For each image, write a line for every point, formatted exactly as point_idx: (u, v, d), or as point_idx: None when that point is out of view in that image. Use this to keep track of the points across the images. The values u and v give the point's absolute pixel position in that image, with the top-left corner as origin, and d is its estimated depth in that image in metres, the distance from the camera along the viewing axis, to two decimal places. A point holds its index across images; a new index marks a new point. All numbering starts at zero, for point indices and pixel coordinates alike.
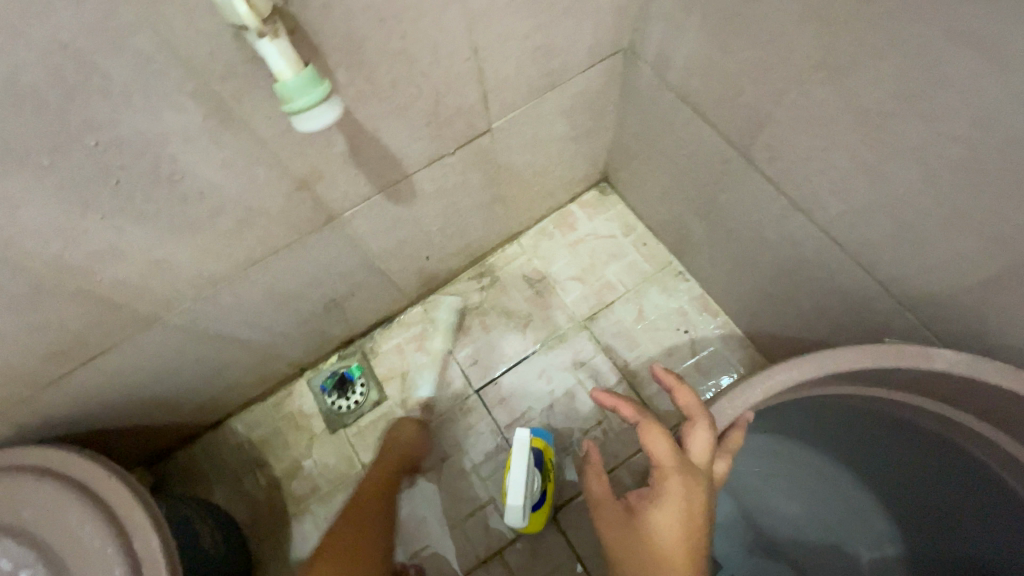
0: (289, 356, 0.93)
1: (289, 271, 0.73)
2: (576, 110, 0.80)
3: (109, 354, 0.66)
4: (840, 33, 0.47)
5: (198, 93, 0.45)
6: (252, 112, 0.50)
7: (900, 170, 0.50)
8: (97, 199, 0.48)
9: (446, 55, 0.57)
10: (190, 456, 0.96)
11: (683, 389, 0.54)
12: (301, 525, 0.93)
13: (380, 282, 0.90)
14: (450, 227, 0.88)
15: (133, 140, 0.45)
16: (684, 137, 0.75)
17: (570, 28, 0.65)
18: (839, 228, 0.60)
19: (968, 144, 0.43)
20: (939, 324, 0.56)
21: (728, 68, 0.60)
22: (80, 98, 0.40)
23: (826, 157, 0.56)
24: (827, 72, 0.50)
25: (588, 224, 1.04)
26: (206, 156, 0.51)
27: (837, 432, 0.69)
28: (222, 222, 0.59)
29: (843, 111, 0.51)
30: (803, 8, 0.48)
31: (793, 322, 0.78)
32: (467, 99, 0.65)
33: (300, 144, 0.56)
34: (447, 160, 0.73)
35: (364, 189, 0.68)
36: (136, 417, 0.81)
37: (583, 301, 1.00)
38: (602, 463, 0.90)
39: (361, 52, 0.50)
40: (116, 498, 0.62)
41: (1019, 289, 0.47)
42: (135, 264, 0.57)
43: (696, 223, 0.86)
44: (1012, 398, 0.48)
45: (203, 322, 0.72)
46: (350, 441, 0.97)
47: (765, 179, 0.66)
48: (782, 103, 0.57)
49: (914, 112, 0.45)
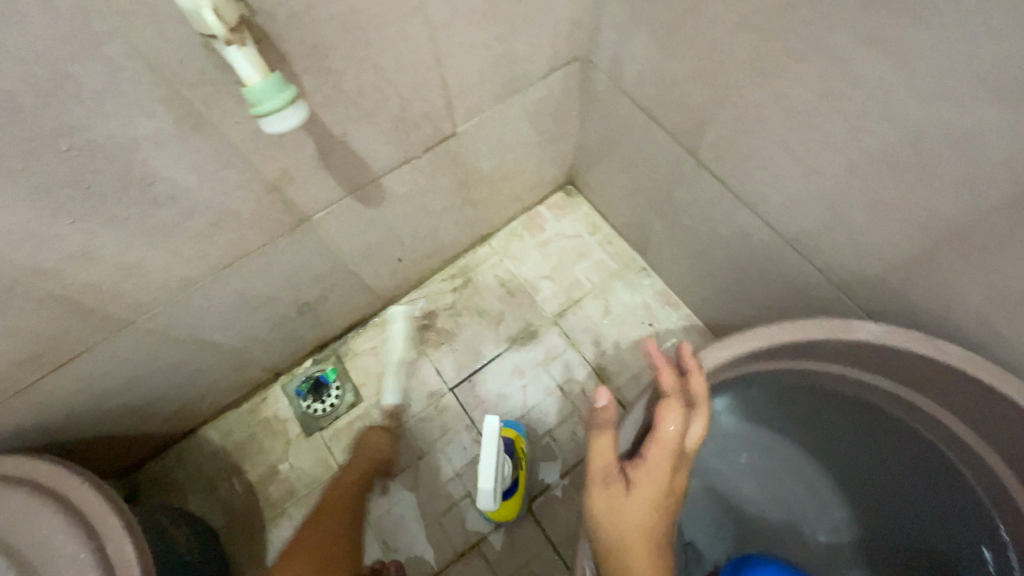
0: (263, 360, 0.94)
1: (261, 274, 0.75)
2: (539, 115, 0.84)
3: (80, 359, 0.66)
4: (768, 40, 0.52)
5: (169, 99, 0.47)
6: (223, 118, 0.52)
7: (827, 164, 0.55)
8: (69, 203, 0.49)
9: (410, 62, 0.60)
10: (163, 465, 0.96)
11: (695, 378, 0.56)
12: (279, 529, 0.93)
13: (353, 285, 0.92)
14: (421, 229, 0.90)
15: (105, 145, 0.47)
16: (641, 139, 0.80)
17: (528, 37, 0.68)
18: (781, 220, 0.65)
19: (881, 138, 0.48)
20: (872, 304, 0.61)
21: (674, 74, 0.65)
22: (53, 104, 0.42)
23: (764, 154, 0.61)
24: (760, 76, 0.55)
25: (556, 225, 1.08)
26: (178, 161, 0.53)
27: (784, 407, 0.74)
28: (194, 225, 0.61)
29: (776, 111, 0.56)
30: (735, 18, 0.53)
31: (747, 311, 0.83)
32: (432, 105, 0.68)
33: (269, 148, 0.58)
34: (415, 163, 0.75)
35: (335, 192, 0.70)
36: (107, 426, 0.81)
37: (552, 299, 1.03)
38: (574, 454, 0.94)
39: (328, 59, 0.53)
40: (88, 503, 0.61)
41: (933, 268, 0.52)
42: (106, 267, 0.58)
43: (656, 221, 0.91)
44: (934, 366, 0.53)
45: (175, 326, 0.73)
46: (326, 444, 0.97)
47: (714, 176, 0.71)
48: (724, 106, 0.62)
49: (835, 110, 0.50)
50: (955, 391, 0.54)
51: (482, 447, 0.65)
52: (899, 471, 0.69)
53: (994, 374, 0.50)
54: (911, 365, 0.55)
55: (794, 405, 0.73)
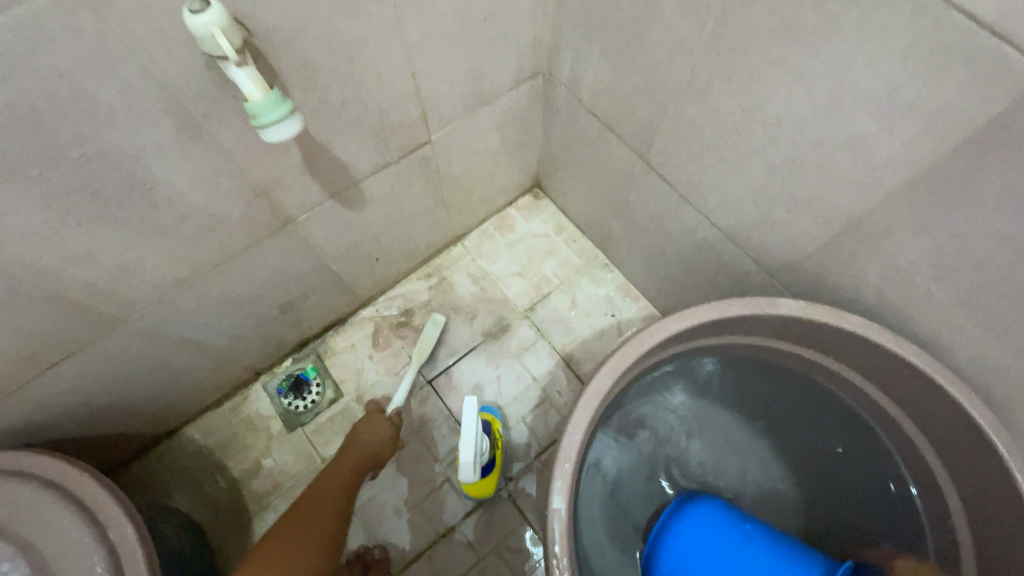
0: (246, 360, 0.98)
1: (247, 274, 0.79)
2: (505, 125, 0.91)
3: (73, 358, 0.70)
4: (699, 62, 0.61)
5: (172, 112, 0.52)
6: (220, 128, 0.57)
7: (752, 166, 0.64)
8: (76, 207, 0.53)
9: (388, 77, 0.66)
10: (146, 466, 0.98)
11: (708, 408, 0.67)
12: (264, 521, 0.96)
13: (333, 284, 0.97)
14: (398, 230, 0.96)
15: (113, 153, 0.52)
16: (598, 146, 0.88)
17: (494, 54, 0.76)
18: (719, 216, 0.74)
19: (791, 144, 0.58)
20: (797, 287, 0.71)
21: (624, 89, 0.74)
22: (70, 117, 0.47)
23: (702, 159, 0.70)
24: (695, 92, 0.64)
25: (524, 226, 1.16)
26: (177, 168, 0.57)
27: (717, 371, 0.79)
28: (188, 228, 0.65)
29: (709, 122, 0.65)
30: (672, 43, 0.62)
31: (696, 299, 0.92)
32: (408, 116, 0.74)
33: (260, 156, 0.63)
34: (392, 169, 0.82)
35: (318, 197, 0.76)
36: (94, 425, 0.83)
37: (522, 294, 1.11)
38: (546, 436, 1.01)
39: (315, 76, 0.59)
40: (88, 492, 0.64)
41: (840, 253, 0.62)
42: (105, 268, 0.62)
43: (615, 220, 0.99)
44: (845, 336, 0.63)
45: (164, 325, 0.76)
46: (308, 438, 1.01)
47: (662, 179, 0.80)
48: (666, 117, 0.70)
49: (756, 121, 0.60)
50: (863, 357, 0.64)
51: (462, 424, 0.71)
52: (811, 421, 0.77)
53: (891, 338, 0.59)
54: (827, 335, 0.64)
55: (734, 369, 0.79)
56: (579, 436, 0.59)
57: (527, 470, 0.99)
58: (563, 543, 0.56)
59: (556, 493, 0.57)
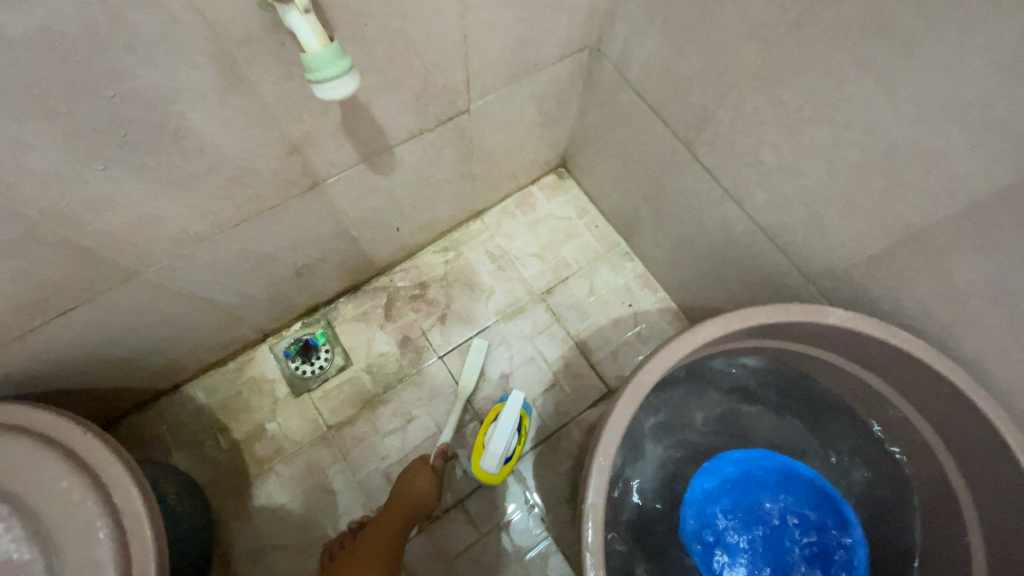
0: (255, 320, 0.94)
1: (268, 233, 0.75)
2: (544, 98, 0.88)
3: (82, 307, 0.66)
4: (775, 51, 0.57)
5: (215, 54, 0.48)
6: (261, 77, 0.53)
7: (812, 166, 0.62)
8: (102, 148, 0.49)
9: (439, 37, 0.62)
10: (146, 421, 0.95)
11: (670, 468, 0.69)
12: (265, 486, 0.95)
13: (351, 250, 0.93)
14: (422, 200, 0.93)
15: (146, 93, 0.47)
16: (638, 129, 0.85)
17: (547, 22, 0.72)
18: (763, 215, 0.72)
19: (859, 147, 0.56)
20: (835, 294, 0.70)
21: (681, 73, 0.70)
22: (106, 50, 0.42)
23: (755, 153, 0.68)
24: (762, 83, 0.61)
25: (547, 206, 1.13)
26: (212, 117, 0.53)
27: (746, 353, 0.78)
28: (214, 181, 0.61)
29: (773, 115, 0.62)
30: (744, 28, 0.59)
31: (721, 296, 0.91)
32: (452, 80, 0.70)
33: (298, 110, 0.59)
34: (427, 135, 0.78)
35: (350, 158, 0.72)
36: (97, 376, 0.80)
37: (540, 276, 1.09)
38: (555, 420, 1.00)
39: (366, 28, 0.55)
40: (91, 453, 0.61)
41: (893, 264, 0.61)
42: (124, 216, 0.58)
43: (644, 208, 0.97)
44: (887, 347, 0.62)
45: (179, 280, 0.73)
46: (314, 405, 0.99)
47: (706, 171, 0.77)
48: (723, 106, 0.68)
49: (825, 120, 0.57)
50: (900, 370, 0.64)
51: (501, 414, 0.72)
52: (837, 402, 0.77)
53: (934, 357, 0.58)
54: (865, 343, 0.64)
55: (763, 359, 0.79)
56: (615, 433, 0.58)
57: (532, 452, 0.99)
58: (594, 535, 0.55)
59: (589, 488, 0.57)
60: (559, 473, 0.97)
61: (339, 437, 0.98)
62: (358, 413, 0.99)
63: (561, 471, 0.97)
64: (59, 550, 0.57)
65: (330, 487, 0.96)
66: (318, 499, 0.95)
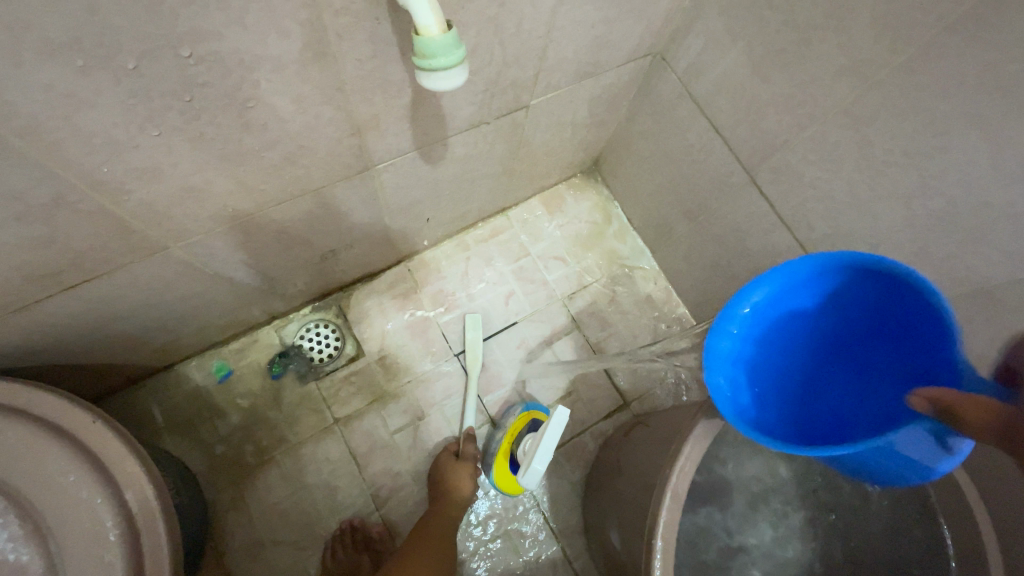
0: (268, 302, 0.88)
1: (306, 215, 0.70)
2: (599, 100, 0.84)
3: (99, 280, 0.59)
4: (871, 90, 0.56)
5: (308, 24, 0.42)
6: (346, 52, 0.47)
7: (886, 209, 0.61)
8: (163, 114, 0.43)
9: (526, 30, 0.58)
10: (137, 399, 0.89)
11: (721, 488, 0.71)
12: (266, 477, 0.90)
13: (379, 237, 0.88)
14: (460, 192, 0.88)
15: (225, 59, 0.42)
16: (692, 145, 0.83)
17: (626, 25, 0.68)
18: (819, 248, 0.72)
19: (947, 200, 0.56)
20: None
21: (757, 94, 0.68)
22: (196, 5, 0.36)
23: (823, 187, 0.67)
24: (849, 120, 0.60)
25: (575, 209, 1.10)
26: (287, 91, 0.48)
27: None
28: (269, 158, 0.55)
29: (854, 153, 0.62)
30: (843, 62, 0.57)
31: None
32: (523, 75, 0.66)
33: (371, 91, 0.53)
34: (484, 128, 0.73)
35: (406, 145, 0.67)
36: (95, 351, 0.73)
37: (564, 280, 1.06)
38: (569, 429, 0.99)
39: (462, 11, 0.50)
40: (101, 443, 0.56)
41: None
42: (168, 187, 0.52)
43: (682, 223, 0.96)
44: None
45: (204, 258, 0.66)
46: (321, 395, 0.94)
47: (762, 197, 0.76)
48: (799, 135, 0.66)
49: (915, 167, 0.56)
50: None
51: (545, 428, 0.68)
52: None
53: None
54: None
55: None
56: (677, 466, 0.58)
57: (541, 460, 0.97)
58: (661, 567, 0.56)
59: (657, 533, 0.57)
60: (569, 482, 0.96)
61: (346, 430, 0.94)
62: (368, 407, 0.95)
63: (573, 480, 0.96)
64: (65, 547, 0.53)
65: (334, 483, 0.91)
66: (321, 495, 0.91)
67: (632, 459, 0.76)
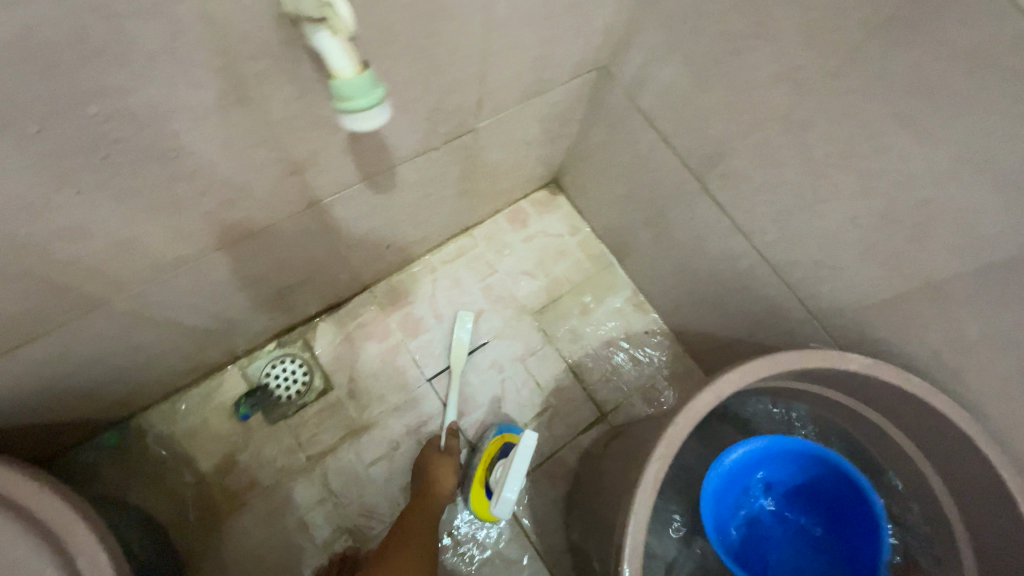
0: (229, 343, 0.86)
1: (256, 256, 0.68)
2: (550, 117, 0.84)
3: (38, 340, 0.57)
4: (806, 94, 0.57)
5: (224, 71, 0.41)
6: (270, 94, 0.46)
7: (832, 209, 0.62)
8: (79, 171, 0.42)
9: (461, 57, 0.58)
10: (99, 452, 0.86)
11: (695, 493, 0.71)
12: (238, 521, 0.87)
13: (339, 269, 0.86)
14: (418, 217, 0.87)
15: (139, 112, 0.40)
16: (644, 155, 0.83)
17: (565, 43, 0.68)
18: (774, 251, 0.73)
19: (887, 199, 0.56)
20: (842, 331, 0.71)
21: (700, 103, 0.68)
22: (97, 63, 0.35)
23: (771, 191, 0.67)
24: (788, 125, 0.60)
25: (540, 223, 1.10)
26: (212, 137, 0.47)
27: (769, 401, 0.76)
28: (204, 204, 0.54)
29: (796, 156, 0.62)
30: (777, 69, 0.58)
31: (718, 323, 0.91)
32: (466, 100, 0.66)
33: (304, 129, 0.52)
34: (432, 154, 0.73)
35: (351, 178, 0.66)
36: (46, 410, 0.70)
37: (533, 295, 1.06)
38: (548, 446, 0.98)
39: (389, 44, 0.49)
40: (48, 510, 0.54)
41: (907, 310, 0.62)
42: (98, 242, 0.50)
43: (644, 231, 0.96)
44: (899, 392, 0.62)
45: (151, 307, 0.65)
46: (291, 433, 0.92)
47: (716, 203, 0.77)
48: (743, 142, 0.67)
49: (855, 167, 0.57)
50: (908, 413, 0.65)
51: (513, 455, 0.66)
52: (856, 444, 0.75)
53: (925, 388, 0.59)
54: (878, 387, 0.64)
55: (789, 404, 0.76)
56: (645, 485, 0.57)
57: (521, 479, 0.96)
58: None
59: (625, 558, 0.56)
60: (552, 500, 0.95)
61: (320, 467, 0.91)
62: (341, 441, 0.93)
63: (555, 497, 0.95)
64: None
65: (310, 521, 0.89)
66: (297, 535, 0.88)
67: (608, 475, 0.75)
